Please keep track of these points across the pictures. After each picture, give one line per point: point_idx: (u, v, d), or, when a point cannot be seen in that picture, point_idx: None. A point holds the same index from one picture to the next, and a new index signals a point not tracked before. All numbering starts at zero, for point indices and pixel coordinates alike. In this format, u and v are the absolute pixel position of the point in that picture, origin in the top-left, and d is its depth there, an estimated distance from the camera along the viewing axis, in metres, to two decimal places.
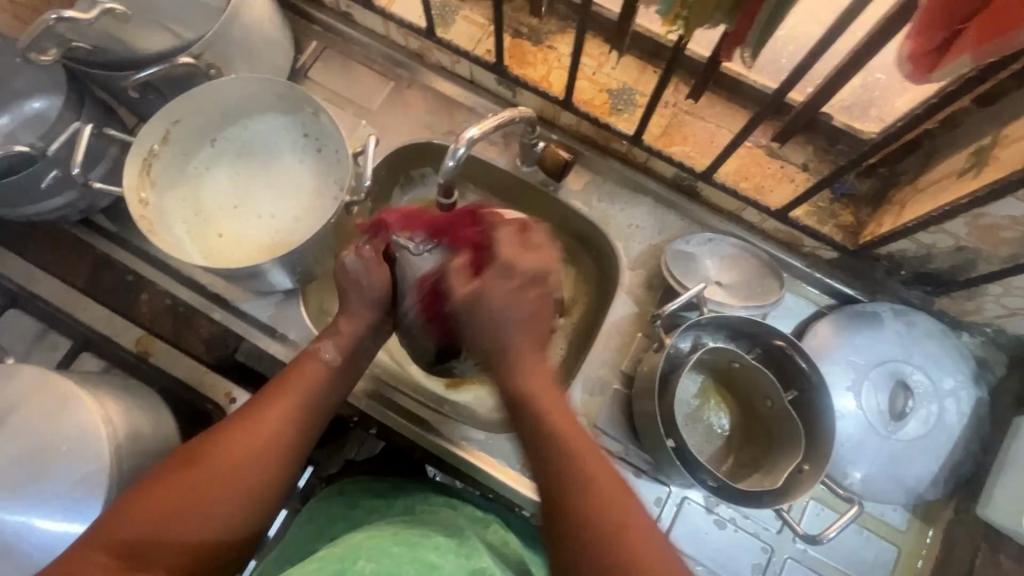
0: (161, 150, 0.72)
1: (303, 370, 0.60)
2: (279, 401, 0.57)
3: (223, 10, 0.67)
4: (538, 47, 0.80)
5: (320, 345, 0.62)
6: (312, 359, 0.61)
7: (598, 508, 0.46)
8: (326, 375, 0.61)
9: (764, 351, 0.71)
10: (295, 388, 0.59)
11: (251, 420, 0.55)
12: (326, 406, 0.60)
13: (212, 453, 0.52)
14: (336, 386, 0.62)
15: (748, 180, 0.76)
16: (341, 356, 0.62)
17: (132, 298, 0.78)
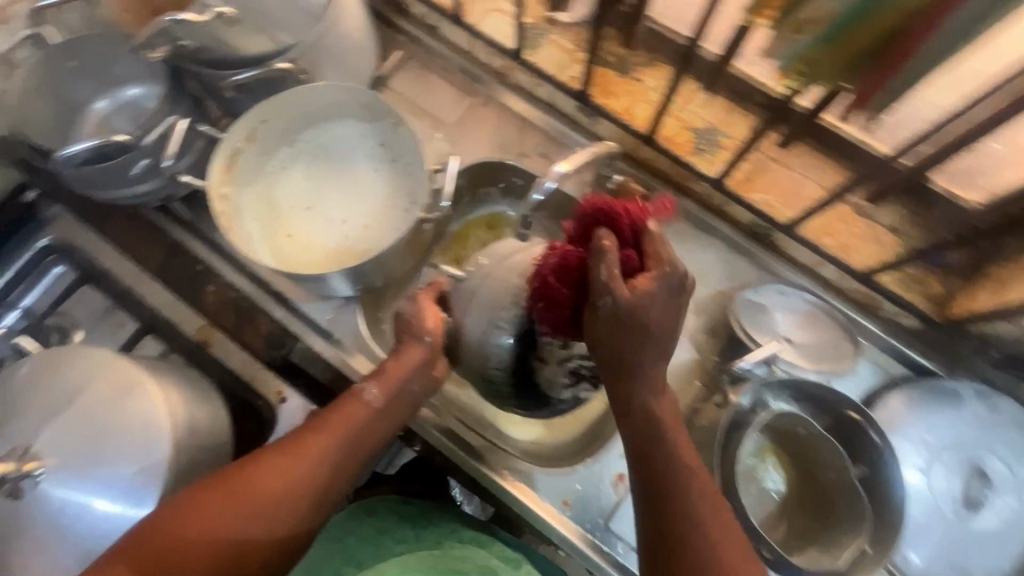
0: (245, 147, 0.73)
1: (346, 408, 0.58)
2: (319, 440, 0.55)
3: (322, 17, 0.67)
4: (623, 78, 0.79)
5: (364, 385, 0.59)
6: (357, 398, 0.59)
7: (693, 531, 0.47)
8: (369, 418, 0.58)
9: (833, 420, 0.67)
10: (336, 428, 0.56)
11: (284, 452, 0.54)
12: (363, 444, 0.58)
13: (238, 488, 0.51)
14: (378, 429, 0.59)
15: (832, 237, 0.73)
16: (384, 397, 0.59)
17: (199, 288, 0.79)
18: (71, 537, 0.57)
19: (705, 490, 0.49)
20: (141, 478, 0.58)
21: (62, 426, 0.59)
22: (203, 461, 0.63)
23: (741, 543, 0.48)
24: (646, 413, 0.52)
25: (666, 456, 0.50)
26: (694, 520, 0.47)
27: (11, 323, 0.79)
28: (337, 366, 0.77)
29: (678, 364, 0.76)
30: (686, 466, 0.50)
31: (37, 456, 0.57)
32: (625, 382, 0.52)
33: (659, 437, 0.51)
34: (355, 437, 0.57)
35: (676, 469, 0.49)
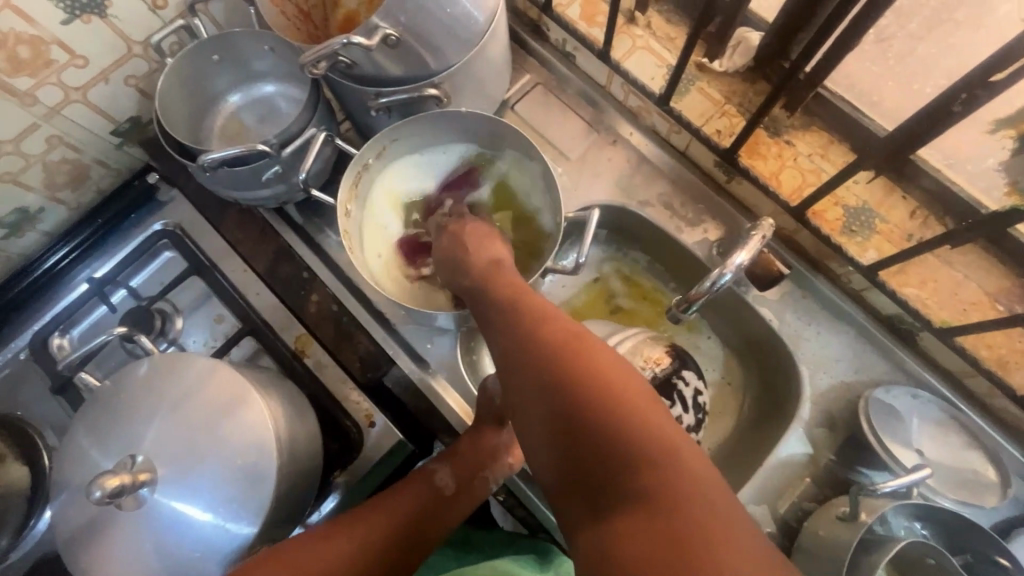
0: (373, 164, 0.72)
1: (412, 487, 0.65)
2: (380, 514, 0.62)
3: (477, 44, 0.64)
4: (775, 139, 0.73)
5: (436, 467, 0.67)
6: (426, 479, 0.66)
7: (644, 468, 0.40)
8: (431, 500, 0.65)
9: (970, 562, 0.61)
10: (399, 504, 0.63)
11: (360, 523, 0.61)
12: (427, 527, 0.64)
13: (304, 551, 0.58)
14: (439, 513, 0.65)
15: (992, 348, 0.66)
16: (454, 484, 0.66)
17: (302, 296, 0.77)
18: (175, 549, 0.57)
19: (635, 413, 0.42)
20: (248, 497, 0.58)
21: (170, 437, 0.59)
22: (299, 486, 0.62)
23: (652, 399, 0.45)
24: (548, 361, 0.46)
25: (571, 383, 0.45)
26: (639, 453, 0.40)
27: (118, 301, 0.80)
28: (429, 396, 0.75)
29: (790, 456, 0.70)
30: (611, 391, 0.44)
31: (149, 467, 0.58)
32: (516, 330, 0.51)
33: (547, 360, 0.46)
34: (416, 514, 0.63)
35: (584, 390, 0.44)
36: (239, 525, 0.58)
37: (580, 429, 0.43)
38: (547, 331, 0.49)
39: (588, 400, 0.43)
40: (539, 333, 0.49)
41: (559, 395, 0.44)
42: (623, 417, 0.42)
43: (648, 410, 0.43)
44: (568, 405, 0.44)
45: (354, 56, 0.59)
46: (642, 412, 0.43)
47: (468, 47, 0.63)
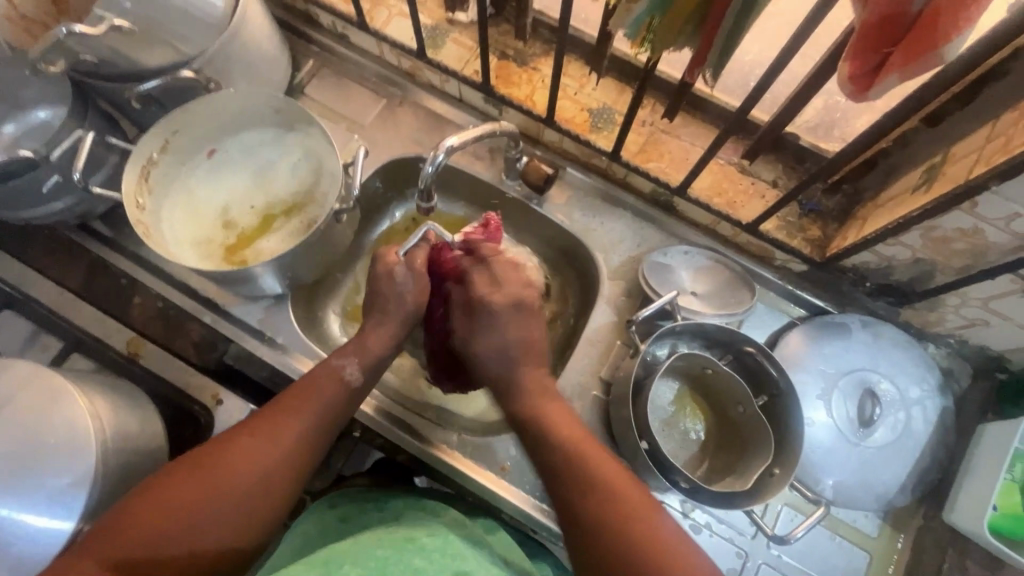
0: (160, 158, 0.75)
1: (321, 383, 0.61)
2: (297, 414, 0.59)
3: (224, 29, 0.71)
4: (523, 68, 0.85)
5: (344, 363, 0.63)
6: (333, 374, 0.62)
7: (595, 505, 0.54)
8: (342, 396, 0.62)
9: (736, 359, 0.74)
10: (313, 404, 0.60)
11: (267, 430, 0.57)
12: (340, 416, 0.62)
13: (223, 456, 0.54)
14: (350, 408, 0.63)
15: (721, 195, 0.79)
16: (362, 375, 0.63)
17: (125, 302, 0.81)
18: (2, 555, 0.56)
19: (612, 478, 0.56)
20: (69, 482, 0.58)
21: None
22: (137, 465, 0.64)
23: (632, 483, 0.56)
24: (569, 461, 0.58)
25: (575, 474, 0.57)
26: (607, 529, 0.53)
27: None
28: (271, 363, 0.79)
29: (600, 327, 0.81)
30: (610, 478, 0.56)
31: None
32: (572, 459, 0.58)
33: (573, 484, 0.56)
34: (327, 412, 0.60)
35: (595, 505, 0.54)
36: (69, 509, 0.57)
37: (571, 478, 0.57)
38: (551, 427, 0.61)
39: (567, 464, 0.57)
40: (574, 486, 0.56)
41: (579, 471, 0.56)
42: (587, 491, 0.55)
43: (633, 502, 0.54)
44: (563, 468, 0.57)
45: (93, 50, 0.63)
46: (612, 479, 0.55)
47: (214, 33, 0.71)
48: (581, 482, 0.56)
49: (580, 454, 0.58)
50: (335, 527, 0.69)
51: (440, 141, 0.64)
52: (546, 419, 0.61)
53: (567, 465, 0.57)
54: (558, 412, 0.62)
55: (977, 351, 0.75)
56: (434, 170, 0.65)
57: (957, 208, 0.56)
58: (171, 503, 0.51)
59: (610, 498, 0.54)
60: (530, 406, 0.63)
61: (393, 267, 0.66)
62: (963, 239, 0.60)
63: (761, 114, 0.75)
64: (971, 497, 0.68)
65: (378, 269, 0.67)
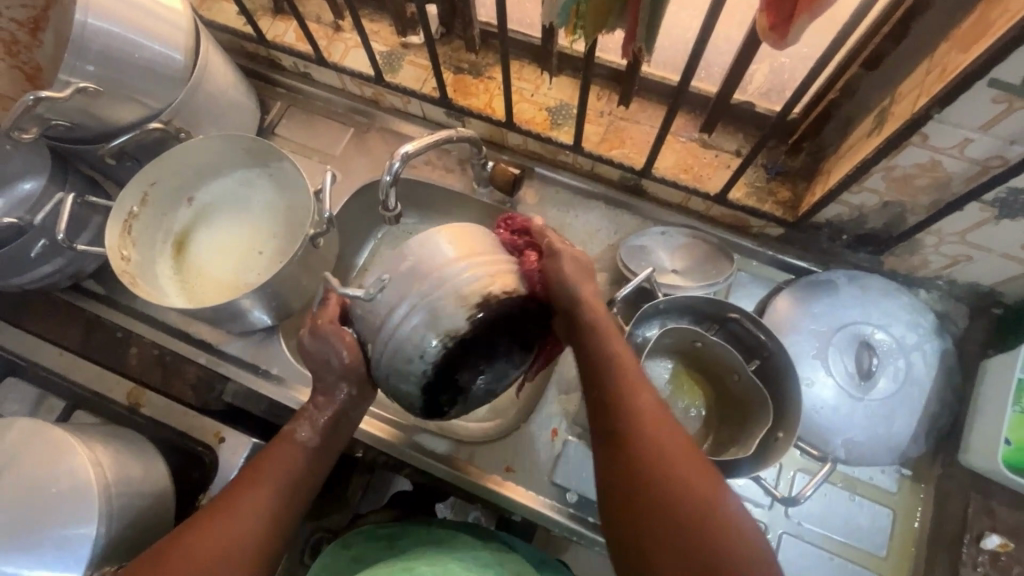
0: (141, 211, 0.78)
1: (280, 451, 0.60)
2: (262, 486, 0.58)
3: (188, 80, 0.74)
4: (479, 79, 0.87)
5: (296, 425, 0.62)
6: (289, 439, 0.61)
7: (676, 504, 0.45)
8: (303, 459, 0.61)
9: (725, 329, 0.74)
10: (277, 473, 0.59)
11: (231, 508, 0.56)
12: (303, 482, 0.60)
13: (193, 544, 0.53)
14: (311, 468, 0.61)
15: (687, 171, 0.80)
16: (317, 435, 0.62)
17: (122, 353, 0.83)
18: None
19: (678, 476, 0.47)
20: (74, 532, 0.58)
21: None
22: (141, 509, 0.64)
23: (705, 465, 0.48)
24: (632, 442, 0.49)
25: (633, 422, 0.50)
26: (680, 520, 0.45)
27: None
28: (270, 395, 0.80)
29: None
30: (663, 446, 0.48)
31: None
32: (619, 427, 0.50)
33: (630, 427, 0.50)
34: (298, 471, 0.60)
35: (672, 490, 0.46)
36: (77, 557, 0.58)
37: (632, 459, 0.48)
38: (612, 392, 0.52)
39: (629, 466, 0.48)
40: (639, 428, 0.49)
41: (652, 482, 0.47)
42: (671, 480, 0.46)
43: (699, 490, 0.46)
44: (629, 487, 0.48)
45: (65, 116, 0.67)
46: (694, 477, 0.47)
47: (176, 83, 0.73)
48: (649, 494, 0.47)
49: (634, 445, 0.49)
50: (348, 566, 0.68)
51: (397, 149, 0.66)
52: (625, 396, 0.51)
53: (627, 470, 0.48)
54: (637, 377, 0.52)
55: (969, 290, 0.74)
56: (393, 179, 0.66)
57: (908, 142, 0.57)
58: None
59: (681, 496, 0.46)
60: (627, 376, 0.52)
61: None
62: (925, 174, 0.60)
63: (711, 87, 0.77)
64: (985, 435, 0.67)
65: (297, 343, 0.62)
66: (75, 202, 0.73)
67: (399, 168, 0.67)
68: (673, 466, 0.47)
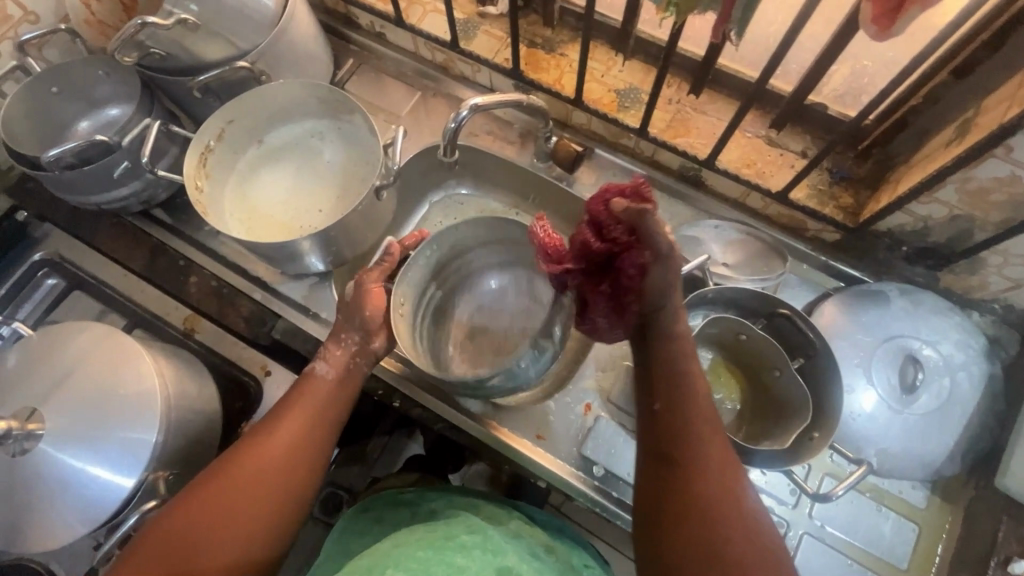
0: (216, 146, 0.81)
1: (310, 387, 0.64)
2: (290, 423, 0.61)
3: (276, 24, 0.76)
4: (551, 54, 0.88)
5: (315, 365, 0.66)
6: (313, 379, 0.65)
7: (708, 486, 0.51)
8: (328, 394, 0.65)
9: (770, 324, 0.74)
10: (308, 405, 0.63)
11: (260, 441, 0.60)
12: (334, 419, 0.64)
13: (234, 466, 0.57)
14: (334, 403, 0.65)
15: (750, 166, 0.80)
16: (336, 370, 0.66)
17: (182, 280, 0.85)
18: (76, 495, 0.60)
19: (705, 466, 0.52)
20: (135, 433, 0.61)
21: (60, 400, 0.63)
22: (194, 423, 0.67)
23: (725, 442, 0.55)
24: (678, 432, 0.54)
25: (690, 428, 0.54)
26: (702, 498, 0.51)
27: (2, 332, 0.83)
28: (318, 337, 0.83)
29: None
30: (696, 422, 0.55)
31: (41, 417, 0.62)
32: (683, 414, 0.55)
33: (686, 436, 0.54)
34: (326, 405, 0.64)
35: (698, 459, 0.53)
36: (135, 457, 0.61)
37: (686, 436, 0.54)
38: (703, 443, 0.54)
39: (705, 498, 0.51)
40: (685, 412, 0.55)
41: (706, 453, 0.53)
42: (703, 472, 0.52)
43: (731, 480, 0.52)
44: (679, 469, 0.53)
45: (162, 45, 0.70)
46: (711, 439, 0.54)
47: (264, 29, 0.76)
48: (687, 527, 0.50)
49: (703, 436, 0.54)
50: (369, 526, 0.68)
51: (467, 100, 0.70)
52: (686, 397, 0.56)
53: (678, 483, 0.52)
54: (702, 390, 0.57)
55: None
56: (456, 127, 0.71)
57: (990, 154, 0.57)
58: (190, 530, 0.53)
59: (706, 460, 0.53)
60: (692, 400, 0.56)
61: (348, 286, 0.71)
62: (1001, 189, 0.59)
63: (787, 86, 0.77)
64: None
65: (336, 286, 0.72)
66: (160, 130, 0.77)
67: (465, 118, 0.71)
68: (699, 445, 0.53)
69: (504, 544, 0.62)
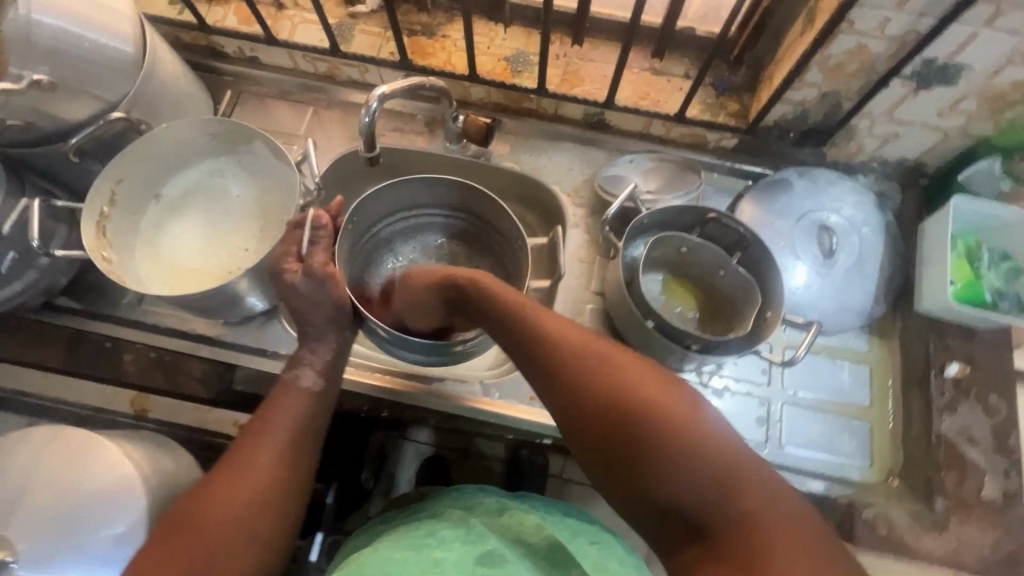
0: (112, 211, 0.75)
1: (287, 396, 0.64)
2: (268, 434, 0.61)
3: (140, 66, 0.71)
4: (433, 38, 0.89)
5: (296, 373, 0.66)
6: (291, 387, 0.65)
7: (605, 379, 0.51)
8: (309, 400, 0.65)
9: (703, 231, 0.80)
10: (288, 412, 0.63)
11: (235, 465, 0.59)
12: (316, 422, 0.65)
13: (214, 486, 0.57)
14: (320, 410, 0.66)
15: (645, 97, 0.85)
16: (320, 380, 0.66)
17: (114, 361, 0.77)
18: None
19: (587, 370, 0.52)
20: (124, 526, 0.57)
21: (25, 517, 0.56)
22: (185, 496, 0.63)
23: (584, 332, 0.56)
24: (550, 362, 0.54)
25: (536, 347, 0.55)
26: (606, 398, 0.50)
27: None
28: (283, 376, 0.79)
29: (576, 248, 0.86)
30: (546, 340, 0.55)
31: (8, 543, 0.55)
32: (524, 349, 0.56)
33: (544, 353, 0.55)
34: (306, 411, 0.64)
35: (579, 366, 0.52)
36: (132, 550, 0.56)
37: (555, 364, 0.54)
38: (564, 359, 0.54)
39: (605, 400, 0.50)
40: (525, 334, 0.56)
41: (568, 351, 0.54)
42: (586, 368, 0.52)
43: (619, 363, 0.52)
44: (569, 393, 0.52)
45: (19, 114, 0.63)
46: (580, 345, 0.54)
47: (129, 74, 0.70)
48: (628, 438, 0.48)
49: (558, 338, 0.55)
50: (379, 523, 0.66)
51: (371, 91, 0.70)
52: (518, 329, 0.57)
53: (642, 442, 0.48)
54: (549, 317, 0.57)
55: (899, 167, 0.84)
56: (370, 121, 0.70)
57: (838, 30, 0.65)
58: (157, 571, 0.51)
59: (584, 363, 0.52)
60: (604, 371, 0.51)
61: (295, 279, 0.65)
62: (854, 59, 0.69)
63: (655, 19, 0.83)
64: (933, 281, 0.77)
65: (280, 281, 0.66)
66: (41, 208, 0.69)
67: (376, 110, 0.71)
68: (560, 351, 0.54)
69: (490, 527, 0.58)
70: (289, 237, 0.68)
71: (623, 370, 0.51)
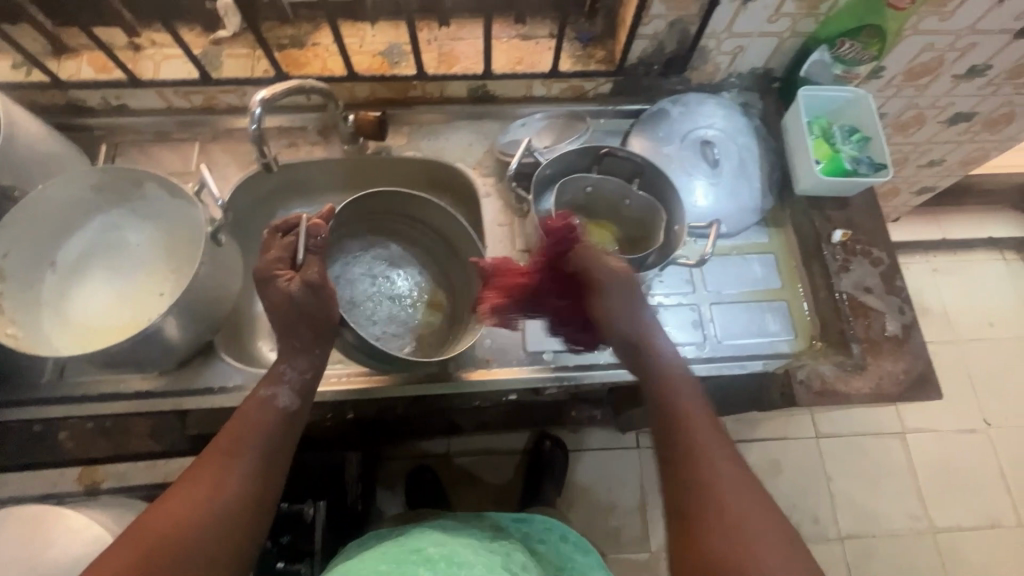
0: (5, 288, 0.71)
1: (259, 408, 0.63)
2: (235, 454, 0.60)
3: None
4: (304, 48, 0.90)
5: (274, 390, 0.64)
6: (265, 403, 0.64)
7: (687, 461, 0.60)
8: (280, 421, 0.64)
9: (602, 168, 0.86)
10: (254, 430, 0.62)
11: (202, 483, 0.58)
12: (284, 440, 0.64)
13: (177, 503, 0.56)
14: (292, 430, 0.65)
15: (520, 62, 0.91)
16: (295, 399, 0.65)
17: (51, 441, 0.72)
18: None
19: (690, 456, 0.60)
20: None
21: None
22: None
23: (715, 417, 0.63)
24: (676, 433, 0.61)
25: (685, 421, 0.62)
26: (697, 481, 0.58)
27: None
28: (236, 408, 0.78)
29: (494, 215, 0.90)
30: (694, 421, 0.62)
31: None
32: (687, 418, 0.62)
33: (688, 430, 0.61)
34: (279, 428, 0.63)
35: (688, 440, 0.61)
36: None
37: (681, 442, 0.61)
38: (679, 435, 0.61)
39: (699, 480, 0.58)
40: (675, 395, 0.63)
41: (688, 453, 0.60)
42: (697, 462, 0.59)
43: (706, 465, 0.59)
44: (677, 459, 0.60)
45: None
46: (690, 428, 0.61)
47: None
48: (709, 520, 0.56)
49: (690, 423, 0.62)
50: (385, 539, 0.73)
51: (251, 99, 0.72)
52: (662, 401, 0.64)
53: (692, 515, 0.57)
54: (699, 406, 0.63)
55: (753, 76, 0.95)
56: (258, 127, 0.73)
57: None
58: None
59: (693, 450, 0.60)
60: (710, 488, 0.58)
61: (290, 287, 0.66)
62: None
63: None
64: (804, 166, 0.88)
65: (274, 287, 0.66)
66: None
67: (262, 116, 0.73)
68: (682, 434, 0.61)
69: (473, 557, 0.63)
70: (279, 246, 0.68)
71: (727, 489, 0.57)
